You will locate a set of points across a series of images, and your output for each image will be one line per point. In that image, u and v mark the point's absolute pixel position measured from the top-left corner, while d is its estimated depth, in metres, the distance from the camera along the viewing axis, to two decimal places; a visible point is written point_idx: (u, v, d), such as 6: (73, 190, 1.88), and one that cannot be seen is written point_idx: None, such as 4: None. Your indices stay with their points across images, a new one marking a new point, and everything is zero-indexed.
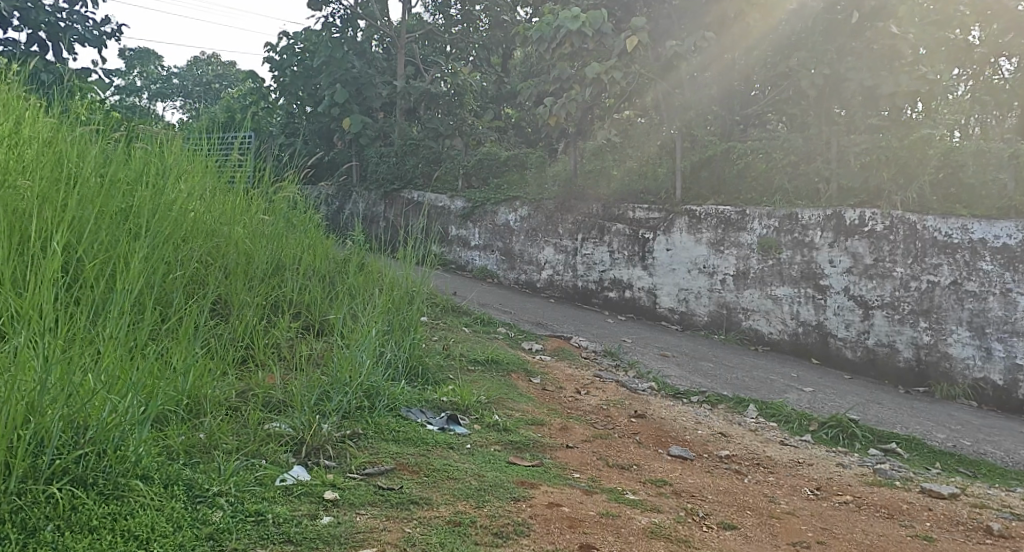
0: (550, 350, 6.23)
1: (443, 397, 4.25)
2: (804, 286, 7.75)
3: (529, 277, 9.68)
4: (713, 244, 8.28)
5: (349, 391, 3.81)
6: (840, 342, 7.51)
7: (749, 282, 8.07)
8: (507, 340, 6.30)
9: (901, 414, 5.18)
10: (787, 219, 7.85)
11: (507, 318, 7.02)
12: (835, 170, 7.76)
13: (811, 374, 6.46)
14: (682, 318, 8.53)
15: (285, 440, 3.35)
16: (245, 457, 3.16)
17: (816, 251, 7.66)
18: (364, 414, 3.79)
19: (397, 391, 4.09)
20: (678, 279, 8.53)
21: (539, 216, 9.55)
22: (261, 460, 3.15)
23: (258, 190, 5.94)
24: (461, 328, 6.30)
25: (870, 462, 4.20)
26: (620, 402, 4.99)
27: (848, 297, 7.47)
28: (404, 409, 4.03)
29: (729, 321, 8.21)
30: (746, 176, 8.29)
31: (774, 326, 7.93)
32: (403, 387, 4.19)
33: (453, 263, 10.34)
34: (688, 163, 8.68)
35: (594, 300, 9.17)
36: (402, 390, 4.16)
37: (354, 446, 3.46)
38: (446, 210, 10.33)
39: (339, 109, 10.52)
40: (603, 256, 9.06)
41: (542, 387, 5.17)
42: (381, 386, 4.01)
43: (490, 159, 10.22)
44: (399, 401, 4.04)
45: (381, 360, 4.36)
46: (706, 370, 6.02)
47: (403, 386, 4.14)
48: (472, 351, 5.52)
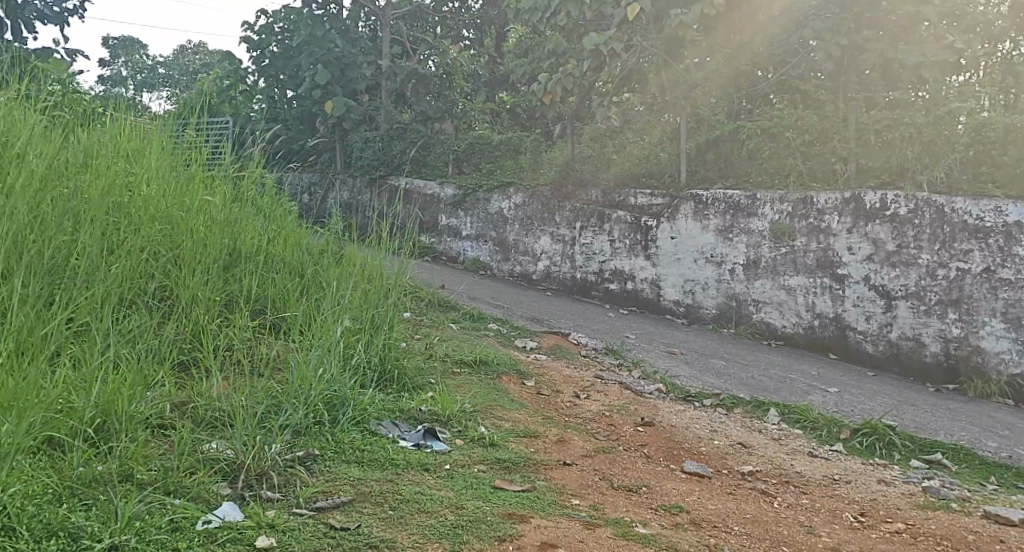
0: (546, 348, 5.66)
1: (421, 406, 3.67)
2: (820, 276, 7.17)
3: (525, 269, 9.10)
4: (721, 231, 7.71)
5: (305, 404, 3.23)
6: (860, 335, 6.94)
7: (761, 272, 7.50)
8: (497, 338, 5.71)
9: (940, 417, 4.62)
10: (801, 203, 7.29)
11: (497, 312, 6.42)
12: (853, 150, 7.19)
13: (832, 371, 5.89)
14: (688, 311, 7.95)
15: (219, 467, 2.79)
16: (160, 492, 2.61)
17: (833, 237, 7.09)
18: (323, 429, 3.21)
19: (365, 400, 3.49)
20: (683, 270, 7.95)
21: (535, 204, 8.96)
22: (178, 497, 2.60)
23: (228, 173, 5.39)
24: (447, 325, 5.71)
25: (916, 478, 3.64)
26: (624, 407, 4.42)
27: (868, 287, 6.89)
28: (373, 422, 3.42)
29: (739, 314, 7.64)
30: (757, 157, 7.70)
31: (788, 319, 7.35)
32: (374, 396, 3.61)
33: (443, 254, 9.76)
34: (694, 144, 8.10)
35: (593, 293, 8.59)
36: (372, 400, 3.57)
37: (305, 472, 2.88)
38: (436, 198, 9.75)
39: (321, 91, 9.92)
40: (603, 246, 8.48)
41: (537, 391, 4.59)
42: (347, 395, 3.42)
43: (482, 142, 9.64)
44: (367, 411, 3.45)
45: (349, 365, 3.76)
46: (718, 369, 5.44)
47: (372, 394, 3.55)
48: (459, 351, 4.93)
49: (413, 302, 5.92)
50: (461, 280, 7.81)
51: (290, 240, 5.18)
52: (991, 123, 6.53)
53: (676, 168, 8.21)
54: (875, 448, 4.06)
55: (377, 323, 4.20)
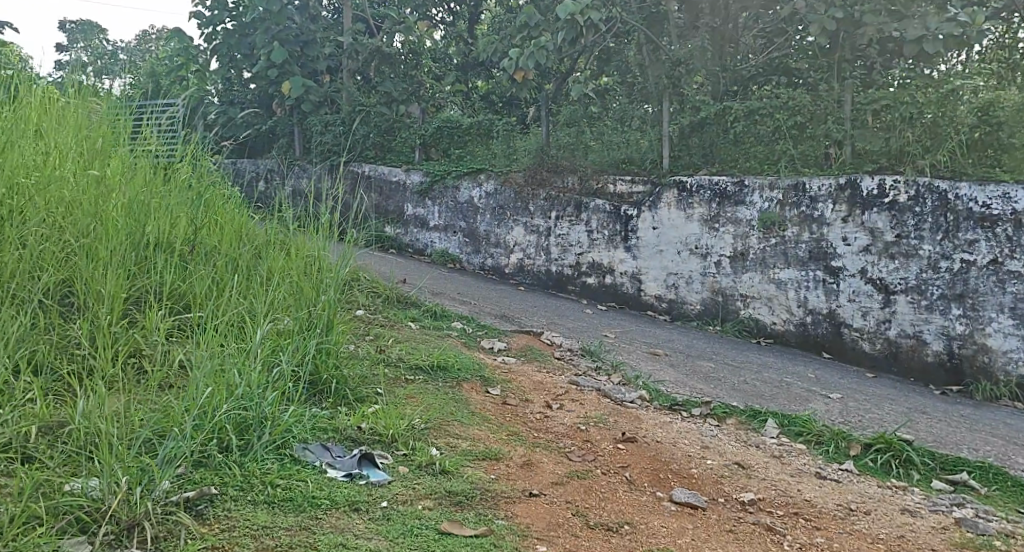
0: (515, 350, 5.09)
1: (361, 425, 3.09)
2: (812, 268, 6.65)
3: (496, 261, 8.50)
4: (706, 221, 7.17)
5: (205, 429, 2.66)
6: (856, 333, 6.42)
7: (749, 264, 6.97)
8: (460, 338, 5.12)
9: (958, 428, 4.11)
10: (793, 189, 6.76)
11: (462, 309, 5.81)
12: (851, 131, 6.66)
13: (830, 373, 5.37)
14: (670, 306, 7.41)
15: (73, 518, 2.25)
16: None
17: (827, 227, 6.57)
18: (230, 459, 2.64)
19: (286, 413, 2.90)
20: (666, 262, 7.40)
21: (507, 192, 8.36)
22: None
23: (157, 153, 4.81)
24: (405, 325, 5.11)
25: (944, 506, 3.11)
26: (601, 419, 3.87)
27: (865, 281, 6.38)
28: (298, 447, 2.84)
29: (725, 310, 7.11)
30: (745, 141, 7.15)
31: (779, 316, 6.82)
32: (304, 413, 3.02)
33: (410, 246, 9.13)
34: (676, 128, 7.53)
35: (569, 288, 8.02)
36: (298, 416, 2.99)
37: (190, 522, 2.35)
38: (402, 186, 9.13)
39: (278, 70, 9.29)
40: (580, 236, 7.91)
41: (504, 400, 4.02)
42: (266, 415, 2.83)
43: (452, 126, 9.04)
44: (288, 433, 2.87)
45: (275, 376, 3.16)
46: (707, 372, 4.89)
47: (298, 409, 2.98)
48: (416, 354, 4.33)
49: (360, 299, 5.31)
50: (415, 271, 7.23)
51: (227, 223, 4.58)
52: (999, 102, 6.02)
53: (658, 153, 7.64)
54: (891, 467, 3.53)
55: (315, 322, 3.60)
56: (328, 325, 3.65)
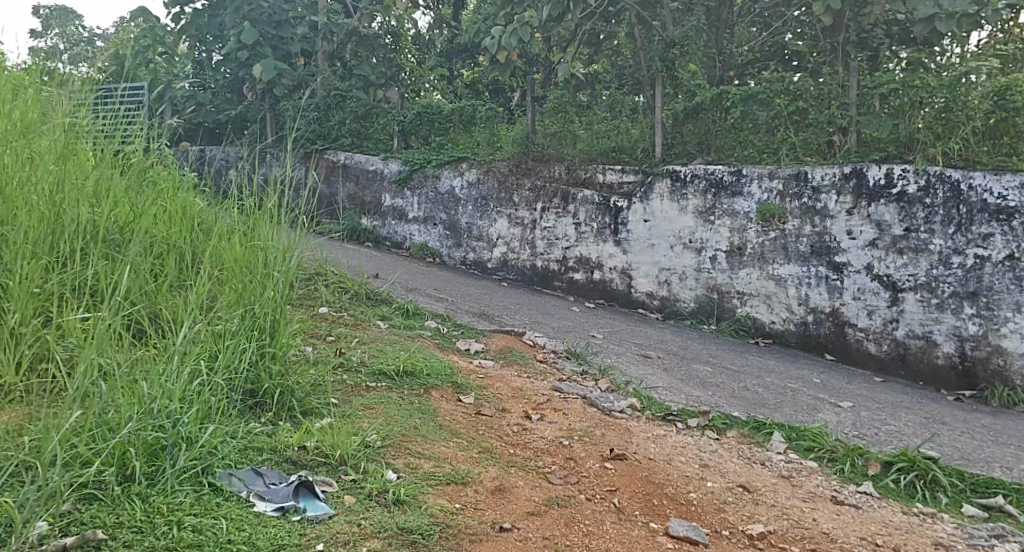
0: (494, 353, 4.65)
1: (304, 445, 2.69)
2: (814, 264, 6.23)
3: (478, 255, 8.04)
4: (701, 213, 6.74)
5: (100, 457, 2.32)
6: (860, 333, 6.01)
7: (746, 259, 6.55)
8: (433, 339, 4.66)
9: (984, 441, 3.70)
10: (794, 179, 6.34)
11: (436, 307, 5.34)
12: (857, 118, 6.24)
13: (836, 378, 4.95)
14: (663, 304, 6.97)
15: None
16: None
17: (830, 220, 6.15)
18: (130, 492, 2.29)
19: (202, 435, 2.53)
20: (658, 257, 6.97)
21: (489, 182, 7.90)
22: None
23: (101, 132, 4.38)
24: (372, 325, 4.66)
25: (983, 540, 2.71)
26: (585, 432, 3.43)
27: (871, 277, 5.96)
28: (221, 474, 2.47)
29: (720, 308, 6.69)
30: (741, 127, 6.75)
31: (778, 314, 6.40)
32: (229, 433, 2.65)
33: (387, 239, 8.66)
34: (670, 114, 7.12)
35: (555, 284, 7.57)
36: (221, 435, 2.61)
37: None
38: (379, 175, 8.66)
39: (249, 52, 8.87)
40: (567, 229, 7.46)
41: (477, 411, 3.57)
42: (178, 438, 2.48)
43: (431, 112, 8.58)
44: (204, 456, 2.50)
45: (203, 385, 2.74)
46: (704, 378, 4.46)
47: (222, 427, 2.61)
48: (381, 357, 3.89)
49: (320, 300, 4.86)
50: (385, 265, 6.78)
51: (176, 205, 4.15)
52: (1016, 85, 5.57)
53: (649, 141, 7.21)
54: (916, 489, 3.12)
55: (260, 320, 3.14)
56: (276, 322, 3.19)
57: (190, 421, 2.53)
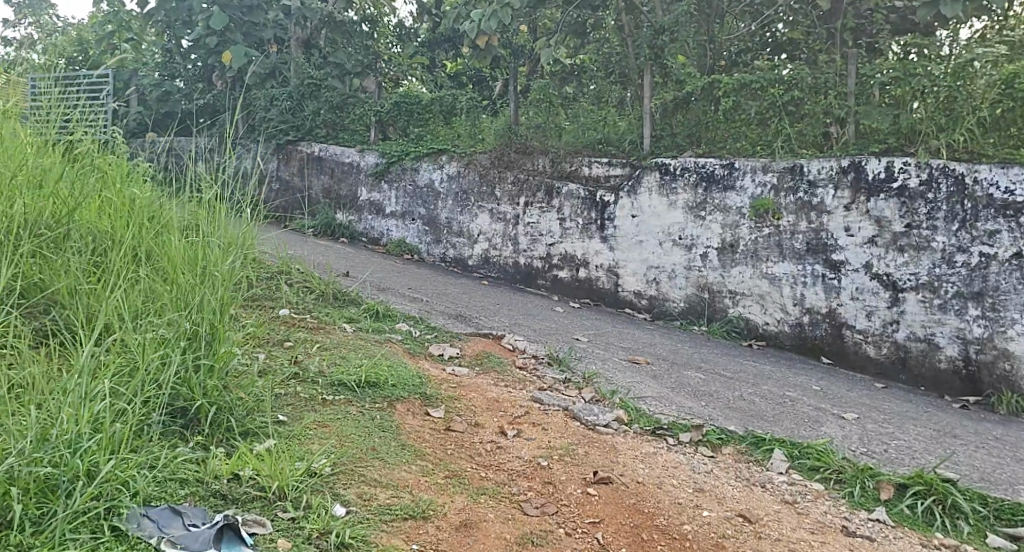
0: (469, 359, 4.31)
1: (241, 486, 2.50)
2: (810, 262, 5.90)
3: (459, 252, 7.68)
4: (690, 208, 6.41)
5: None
6: (858, 335, 5.69)
7: (739, 257, 6.22)
8: (403, 344, 4.30)
9: (1005, 458, 3.37)
10: (789, 173, 6.02)
11: (409, 308, 4.97)
12: (856, 107, 5.92)
13: (836, 385, 4.62)
14: (651, 303, 6.64)
15: None
16: None
17: (827, 215, 5.83)
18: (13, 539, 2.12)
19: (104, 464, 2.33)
20: (646, 254, 6.63)
21: (470, 175, 7.53)
22: None
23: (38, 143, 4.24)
24: (336, 328, 4.31)
25: None
26: (559, 447, 3.14)
27: (870, 276, 5.64)
28: (130, 516, 2.29)
29: (711, 308, 6.36)
30: (733, 118, 6.41)
31: (772, 315, 6.08)
32: (143, 464, 2.46)
33: (364, 235, 8.26)
34: (659, 104, 6.78)
35: (539, 282, 7.22)
36: (131, 467, 2.42)
37: None
38: (355, 168, 8.28)
39: (218, 38, 8.70)
40: (552, 225, 7.10)
41: (448, 426, 3.22)
42: (77, 473, 2.28)
43: (409, 102, 8.21)
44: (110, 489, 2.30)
45: (119, 405, 2.51)
46: (697, 386, 4.11)
47: (134, 459, 2.42)
48: (341, 365, 3.56)
49: (279, 300, 4.52)
50: (355, 260, 6.48)
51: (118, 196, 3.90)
52: None
53: (637, 132, 6.86)
54: (934, 516, 2.81)
55: (195, 325, 2.88)
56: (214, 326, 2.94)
57: (98, 450, 2.35)
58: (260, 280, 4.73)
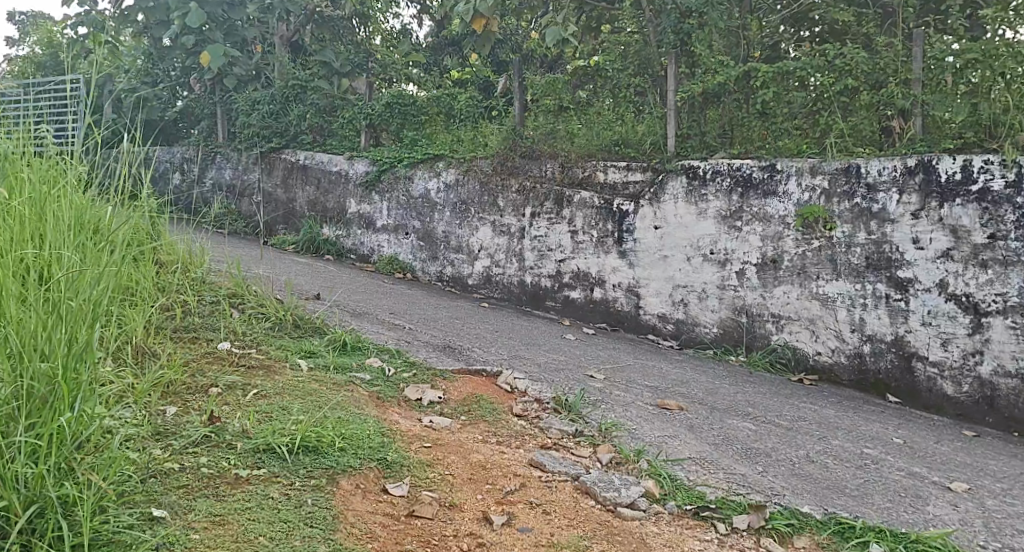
0: (455, 406, 3.39)
1: None
2: (871, 280, 4.95)
3: (457, 270, 6.74)
4: (724, 217, 5.47)
5: None
6: (932, 369, 4.74)
7: (783, 275, 5.27)
8: (370, 386, 3.39)
9: None
10: (842, 174, 5.09)
11: (384, 338, 4.04)
12: (927, 96, 4.99)
13: (922, 436, 3.67)
14: (678, 329, 5.68)
15: None
16: None
17: (891, 225, 4.88)
18: None
19: None
20: (672, 272, 5.68)
21: (471, 184, 6.64)
22: None
23: None
24: (288, 364, 3.40)
25: None
26: (560, 546, 2.29)
27: (945, 298, 4.68)
28: None
29: (750, 335, 5.41)
30: (773, 113, 5.52)
31: (825, 344, 5.12)
32: None
33: (352, 252, 7.32)
34: (685, 99, 5.87)
35: (548, 305, 6.28)
36: None
37: None
38: (342, 178, 7.37)
39: (195, 37, 7.86)
40: (562, 239, 6.18)
41: (412, 515, 2.33)
42: None
43: (403, 103, 7.34)
44: None
45: None
46: (751, 444, 3.16)
47: None
48: (273, 420, 2.65)
49: (223, 329, 3.60)
50: (337, 281, 5.62)
51: (1, 213, 3.12)
52: None
53: (660, 133, 5.94)
54: None
55: (28, 383, 2.04)
56: (53, 382, 2.07)
57: None
58: (204, 305, 3.83)
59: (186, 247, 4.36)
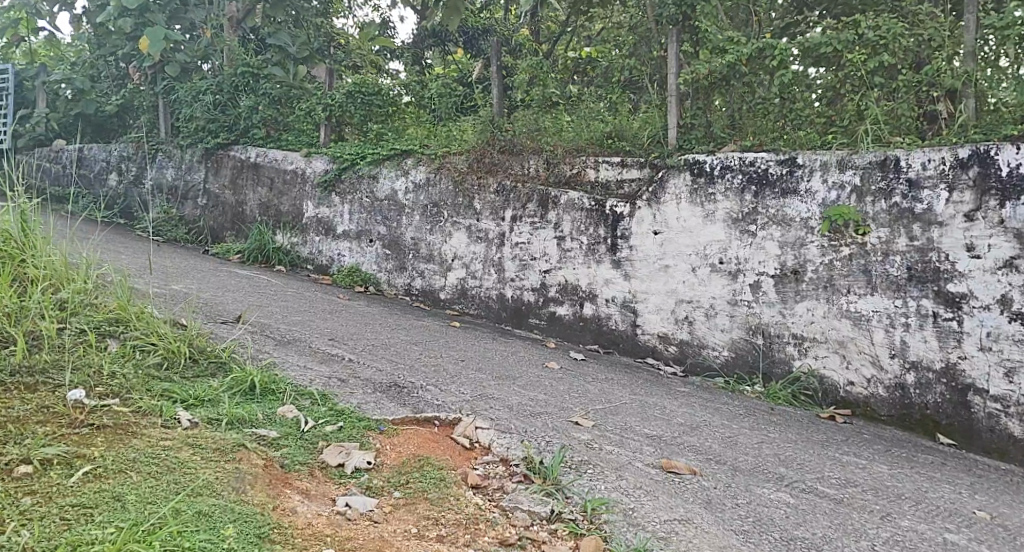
0: (386, 475, 2.50)
1: None
2: (914, 296, 4.07)
3: (427, 283, 5.79)
4: (735, 220, 4.60)
5: None
6: (994, 405, 3.86)
7: (808, 289, 4.38)
8: (269, 450, 2.50)
9: None
10: (879, 166, 4.21)
11: (309, 378, 3.13)
12: (991, 64, 4.20)
13: (1008, 505, 2.81)
14: (682, 352, 4.78)
15: None
16: None
17: (938, 228, 4.02)
18: None
19: None
20: (674, 284, 4.79)
21: (442, 183, 5.72)
22: None
23: None
24: (160, 422, 2.52)
25: None
26: None
27: (1009, 317, 3.82)
28: None
29: (769, 360, 4.51)
30: (794, 97, 4.65)
31: (859, 372, 4.23)
32: None
33: (308, 262, 6.37)
34: (688, 81, 5.00)
35: (529, 323, 5.35)
36: None
37: None
38: (298, 178, 6.45)
39: (134, 20, 7.02)
40: (547, 247, 5.26)
41: None
42: None
43: (366, 92, 6.43)
44: None
45: None
46: (795, 534, 2.41)
47: None
48: (82, 526, 1.99)
49: (77, 370, 2.70)
50: (278, 296, 4.76)
51: None
52: None
53: (659, 125, 5.06)
54: None
55: None
56: None
57: None
58: (65, 336, 2.93)
59: (62, 260, 3.33)
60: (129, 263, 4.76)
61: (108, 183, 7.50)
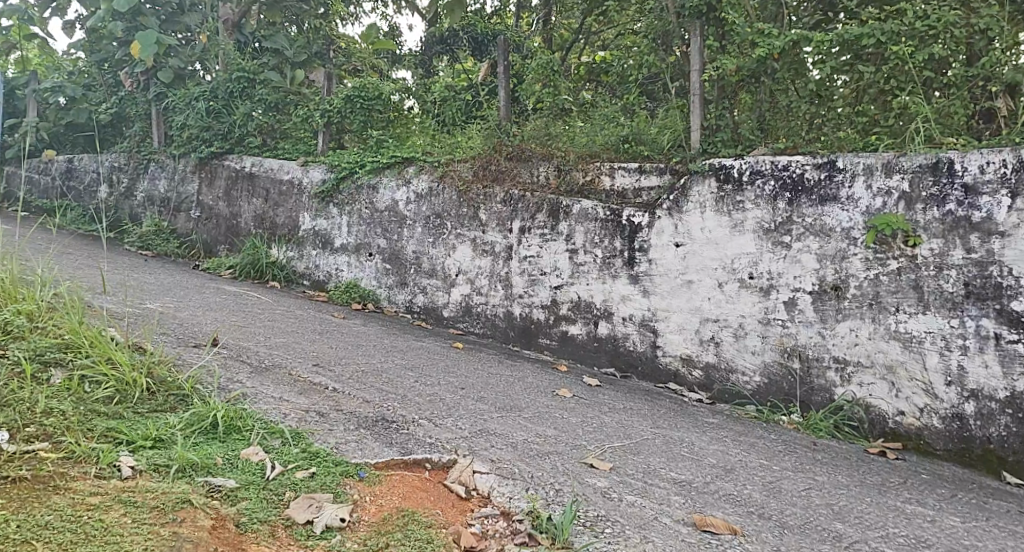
0: (361, 536, 2.13)
1: None
2: (973, 316, 3.61)
3: (430, 300, 5.36)
4: (767, 231, 4.15)
5: None
6: None
7: (850, 307, 3.92)
8: (223, 505, 2.16)
9: None
10: (931, 170, 3.75)
11: (282, 414, 2.70)
12: None
13: None
14: (708, 376, 4.32)
15: None
16: None
17: (999, 239, 3.57)
18: None
19: None
20: (698, 302, 4.35)
21: (447, 193, 5.30)
22: None
23: None
24: (94, 472, 2.21)
25: None
26: None
27: None
28: None
29: (806, 387, 4.05)
30: (830, 95, 4.23)
31: (909, 401, 3.77)
32: None
33: (304, 277, 5.96)
34: (714, 79, 4.56)
35: (539, 344, 4.91)
36: None
37: None
38: (294, 188, 6.05)
39: (125, 24, 6.66)
40: (558, 261, 4.83)
41: None
42: None
43: (366, 97, 6.02)
44: None
45: None
46: None
47: None
48: None
49: (0, 408, 2.35)
50: (264, 314, 4.39)
51: None
52: None
53: (681, 128, 4.63)
54: None
55: None
56: None
57: None
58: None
59: (9, 277, 2.92)
60: (102, 280, 4.39)
61: (97, 195, 7.13)
